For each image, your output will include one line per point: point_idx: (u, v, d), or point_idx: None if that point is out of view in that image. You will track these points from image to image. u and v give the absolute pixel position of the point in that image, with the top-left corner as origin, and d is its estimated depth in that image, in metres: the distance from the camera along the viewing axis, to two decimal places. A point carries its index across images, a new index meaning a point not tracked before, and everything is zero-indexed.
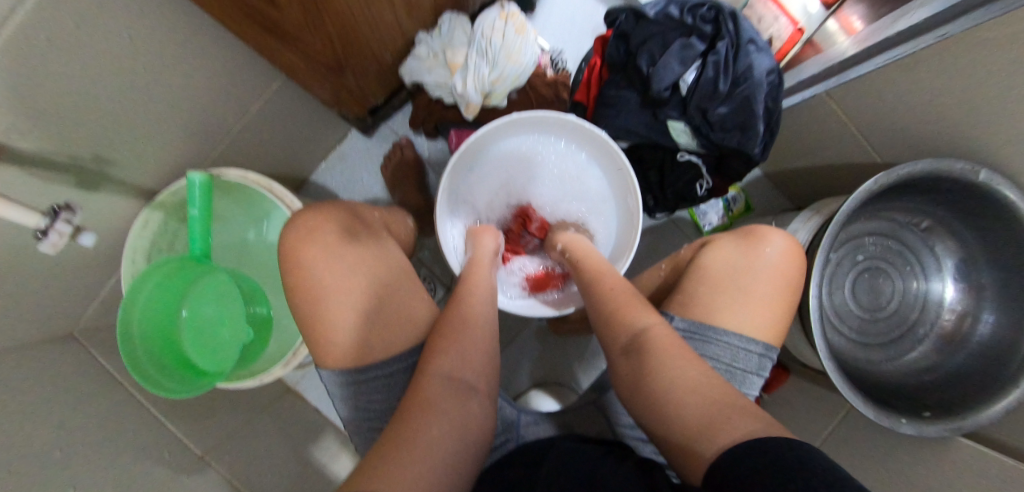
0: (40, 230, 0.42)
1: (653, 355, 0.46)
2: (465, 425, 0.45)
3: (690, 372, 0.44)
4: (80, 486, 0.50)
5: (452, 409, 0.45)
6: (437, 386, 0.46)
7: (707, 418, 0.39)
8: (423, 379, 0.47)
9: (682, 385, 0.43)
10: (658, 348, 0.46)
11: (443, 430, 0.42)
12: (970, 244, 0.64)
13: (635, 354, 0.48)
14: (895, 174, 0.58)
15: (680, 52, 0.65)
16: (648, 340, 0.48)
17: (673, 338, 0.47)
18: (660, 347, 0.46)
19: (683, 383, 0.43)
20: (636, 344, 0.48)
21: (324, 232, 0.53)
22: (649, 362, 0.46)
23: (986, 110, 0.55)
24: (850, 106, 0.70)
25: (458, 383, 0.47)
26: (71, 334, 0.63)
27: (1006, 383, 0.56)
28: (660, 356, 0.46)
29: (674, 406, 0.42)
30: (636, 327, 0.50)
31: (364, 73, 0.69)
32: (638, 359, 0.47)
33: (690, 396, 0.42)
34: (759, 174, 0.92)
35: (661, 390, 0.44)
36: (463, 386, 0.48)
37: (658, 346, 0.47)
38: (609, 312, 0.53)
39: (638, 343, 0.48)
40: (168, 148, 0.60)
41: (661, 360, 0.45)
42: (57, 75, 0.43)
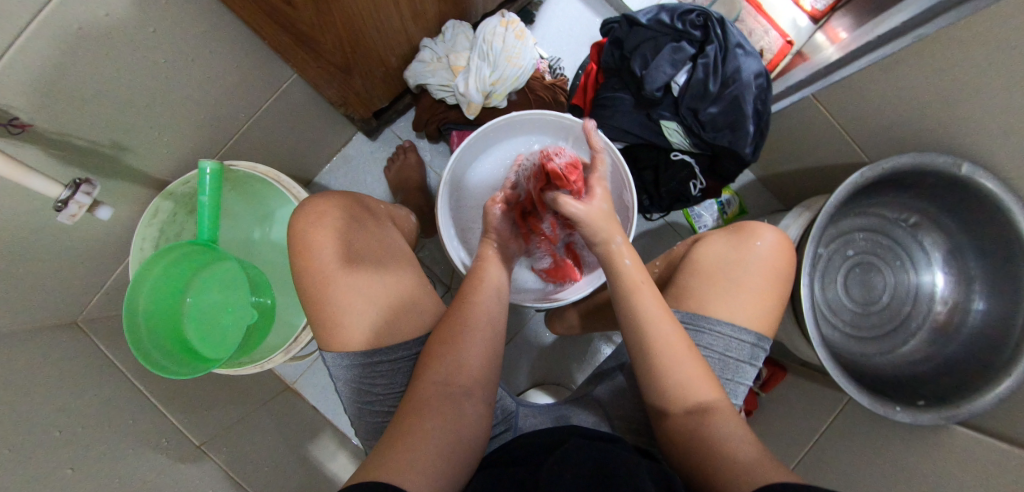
0: (61, 201, 0.45)
1: (715, 428, 0.46)
2: (458, 426, 0.46)
3: (743, 435, 0.46)
4: (78, 468, 0.50)
5: (446, 410, 0.46)
6: (433, 390, 0.48)
7: (753, 464, 0.42)
8: (422, 381, 0.48)
9: (739, 449, 0.45)
10: (723, 422, 0.47)
11: (438, 432, 0.44)
12: (957, 236, 0.66)
13: (697, 421, 0.48)
14: (880, 167, 0.61)
15: (671, 55, 0.68)
16: (715, 415, 0.48)
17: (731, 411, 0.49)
18: (729, 422, 0.47)
19: (739, 447, 0.45)
20: (699, 412, 0.48)
21: (330, 216, 0.55)
22: (716, 432, 0.46)
23: (963, 106, 0.58)
24: (836, 107, 0.73)
25: (453, 386, 0.49)
26: (76, 322, 0.64)
27: (999, 370, 0.57)
28: (724, 430, 0.46)
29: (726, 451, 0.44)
30: (702, 397, 0.49)
31: (371, 75, 0.73)
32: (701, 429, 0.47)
33: (744, 449, 0.45)
34: (752, 177, 0.95)
35: (715, 450, 0.45)
36: (456, 392, 0.48)
37: (722, 421, 0.47)
38: (663, 364, 0.50)
39: (704, 413, 0.48)
40: (182, 140, 0.63)
41: (727, 430, 0.46)
42: (85, 62, 0.46)
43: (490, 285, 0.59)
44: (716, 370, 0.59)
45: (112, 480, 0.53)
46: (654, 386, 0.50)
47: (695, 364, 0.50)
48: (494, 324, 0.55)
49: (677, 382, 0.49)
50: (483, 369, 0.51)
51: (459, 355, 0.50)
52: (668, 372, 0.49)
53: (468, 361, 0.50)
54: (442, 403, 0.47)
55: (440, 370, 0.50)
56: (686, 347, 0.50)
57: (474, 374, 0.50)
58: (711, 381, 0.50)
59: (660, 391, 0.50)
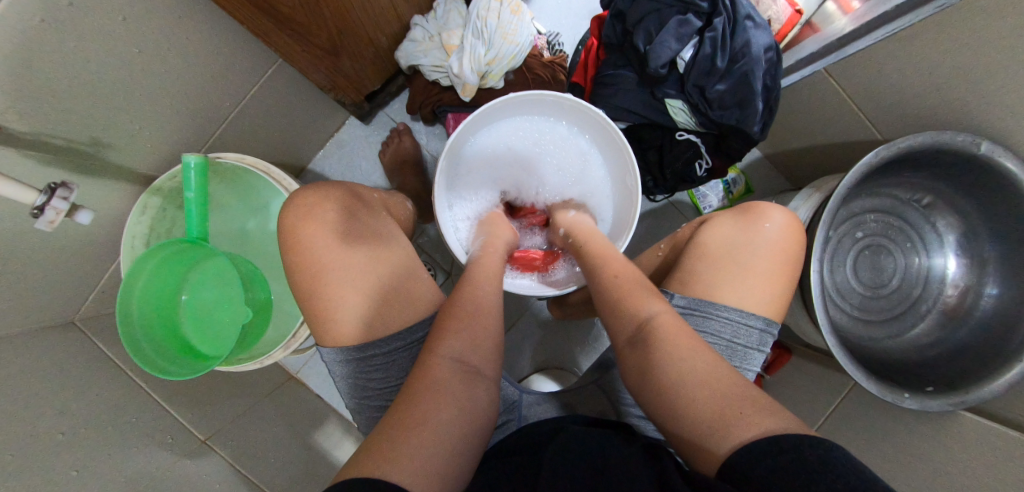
0: (36, 208, 0.43)
1: (655, 347, 0.45)
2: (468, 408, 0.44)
3: (701, 362, 0.43)
4: (84, 470, 0.50)
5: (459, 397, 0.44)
6: (444, 370, 0.45)
7: (727, 410, 0.39)
8: (432, 364, 0.45)
9: (694, 383, 0.42)
10: (664, 334, 0.46)
11: (448, 419, 0.42)
12: (973, 218, 0.64)
13: (639, 339, 0.47)
14: (896, 147, 0.58)
15: (677, 28, 0.64)
16: (654, 326, 0.47)
17: (681, 326, 0.46)
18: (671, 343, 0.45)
19: (688, 378, 0.43)
20: (641, 330, 0.47)
21: (320, 209, 0.53)
22: (659, 345, 0.45)
23: (988, 83, 0.55)
24: (850, 82, 0.69)
25: (467, 369, 0.46)
26: (72, 322, 0.63)
27: (1011, 356, 0.56)
28: (662, 349, 0.45)
29: (683, 389, 0.42)
30: (640, 311, 0.49)
31: (361, 57, 0.69)
32: (644, 344, 0.46)
33: (698, 388, 0.42)
34: (759, 154, 0.92)
35: (669, 377, 0.43)
36: (471, 371, 0.46)
37: (666, 333, 0.46)
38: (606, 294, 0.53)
39: (643, 329, 0.47)
40: (165, 133, 0.60)
41: (671, 356, 0.44)
42: (52, 57, 0.43)
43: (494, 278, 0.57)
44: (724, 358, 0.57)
45: (117, 482, 0.53)
46: (607, 318, 0.52)
47: (636, 286, 0.52)
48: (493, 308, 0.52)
49: (616, 305, 0.51)
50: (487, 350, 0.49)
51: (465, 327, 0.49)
52: (611, 298, 0.52)
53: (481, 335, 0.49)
54: (460, 376, 0.45)
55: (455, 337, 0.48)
56: (628, 275, 0.54)
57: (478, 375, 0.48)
58: (651, 297, 0.50)
59: (609, 320, 0.51)
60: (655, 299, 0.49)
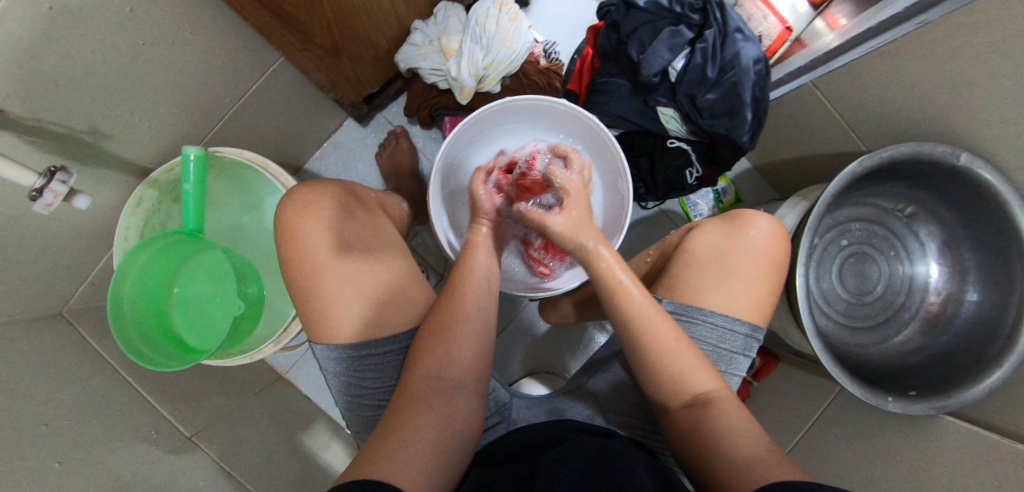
0: (35, 190, 0.43)
1: (716, 423, 0.46)
2: (451, 418, 0.45)
3: (748, 426, 0.46)
4: (66, 461, 0.49)
5: (439, 406, 0.45)
6: (419, 375, 0.47)
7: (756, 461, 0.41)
8: (410, 378, 0.47)
9: (739, 439, 0.44)
10: (728, 410, 0.47)
11: (428, 426, 0.43)
12: (953, 227, 0.66)
13: (700, 412, 0.47)
14: (878, 156, 0.60)
15: (669, 39, 0.66)
16: (715, 406, 0.47)
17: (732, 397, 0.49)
18: (730, 413, 0.47)
19: (740, 437, 0.44)
20: (700, 404, 0.48)
21: (316, 205, 0.53)
22: (718, 422, 0.46)
23: (966, 97, 0.57)
24: (835, 95, 0.72)
25: (443, 382, 0.47)
26: (61, 314, 0.62)
27: (990, 361, 0.57)
28: (725, 423, 0.46)
29: (731, 445, 0.44)
30: (699, 388, 0.48)
31: (361, 59, 0.71)
32: (705, 420, 0.47)
33: (746, 441, 0.44)
34: (748, 165, 0.94)
35: (724, 444, 0.44)
36: (448, 386, 0.47)
37: (726, 409, 0.47)
38: (655, 359, 0.49)
39: (705, 404, 0.48)
40: (165, 125, 0.61)
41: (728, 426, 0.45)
42: (58, 43, 0.44)
43: (480, 270, 0.55)
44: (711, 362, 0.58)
45: (100, 474, 0.52)
46: (654, 381, 0.50)
47: (688, 352, 0.49)
48: (486, 315, 0.53)
49: (672, 375, 0.49)
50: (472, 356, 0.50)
51: (450, 336, 0.49)
52: (659, 363, 0.49)
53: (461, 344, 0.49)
54: (436, 390, 0.46)
55: (434, 345, 0.48)
56: (668, 335, 0.49)
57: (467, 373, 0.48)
58: (709, 371, 0.49)
59: (660, 384, 0.49)
60: (714, 375, 0.49)
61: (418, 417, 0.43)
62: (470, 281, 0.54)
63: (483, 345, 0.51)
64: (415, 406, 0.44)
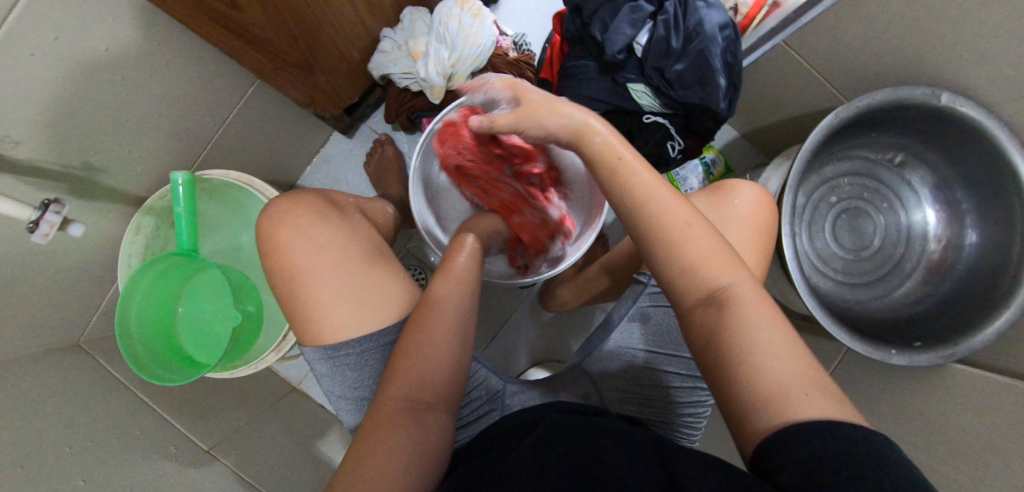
0: (32, 222, 0.46)
1: (739, 322, 0.38)
2: (423, 441, 0.44)
3: (781, 338, 0.37)
4: (90, 479, 0.52)
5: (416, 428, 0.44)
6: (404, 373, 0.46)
7: (787, 390, 0.34)
8: (399, 375, 0.47)
9: (772, 360, 0.35)
10: (749, 314, 0.38)
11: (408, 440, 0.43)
12: (945, 170, 0.64)
13: (716, 312, 0.39)
14: (854, 106, 0.59)
15: (630, 15, 0.67)
16: (736, 304, 0.39)
17: (762, 300, 0.39)
18: (756, 313, 0.38)
19: (772, 357, 0.35)
20: (717, 306, 0.39)
21: (294, 214, 0.55)
22: (735, 325, 0.38)
23: (939, 35, 0.56)
24: (808, 51, 0.70)
25: (415, 404, 0.46)
26: (77, 344, 0.67)
27: (997, 303, 0.55)
28: (750, 324, 0.37)
29: (754, 362, 0.35)
30: (719, 281, 0.40)
31: (333, 72, 0.73)
32: (723, 320, 0.38)
33: (780, 362, 0.35)
34: (735, 133, 0.93)
35: (744, 354, 0.36)
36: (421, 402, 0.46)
37: (748, 309, 0.38)
38: (667, 249, 0.41)
39: (722, 303, 0.39)
40: (153, 155, 0.64)
41: (754, 331, 0.37)
42: (43, 87, 0.47)
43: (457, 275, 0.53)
44: None
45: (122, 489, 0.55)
46: (666, 274, 0.42)
47: (707, 240, 0.41)
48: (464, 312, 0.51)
49: (687, 265, 0.41)
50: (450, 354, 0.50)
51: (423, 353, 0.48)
52: (672, 254, 0.41)
53: (431, 355, 0.48)
54: (407, 411, 0.45)
55: (411, 357, 0.47)
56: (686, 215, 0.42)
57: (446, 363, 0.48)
58: (732, 262, 0.41)
59: (671, 280, 0.42)
60: (738, 267, 0.40)
61: (389, 440, 0.42)
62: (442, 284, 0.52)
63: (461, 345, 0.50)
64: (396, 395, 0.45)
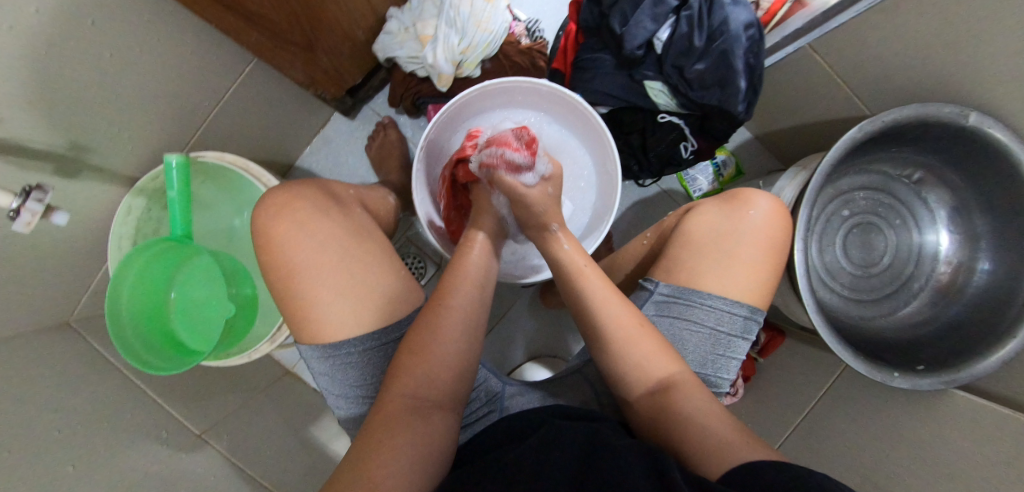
0: (12, 210, 0.43)
1: (682, 406, 0.45)
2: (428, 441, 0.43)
3: (712, 410, 0.45)
4: (79, 465, 0.52)
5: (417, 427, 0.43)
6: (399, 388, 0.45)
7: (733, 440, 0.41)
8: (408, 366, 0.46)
9: (710, 428, 0.43)
10: (692, 396, 0.46)
11: (409, 444, 0.42)
12: (963, 191, 0.62)
13: (662, 399, 0.46)
14: (879, 121, 0.56)
15: (652, 8, 0.63)
16: (680, 390, 0.46)
17: (696, 384, 0.47)
18: (693, 395, 0.46)
19: (710, 424, 0.43)
20: (664, 391, 0.46)
21: (292, 209, 0.53)
22: (682, 409, 0.45)
23: (973, 53, 0.53)
24: (834, 57, 0.67)
25: (420, 405, 0.45)
26: (67, 323, 0.65)
27: (1004, 332, 0.55)
28: (691, 407, 0.45)
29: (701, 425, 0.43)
30: (664, 369, 0.47)
31: (336, 52, 0.69)
32: (670, 406, 0.45)
33: (714, 426, 0.43)
34: (749, 135, 0.91)
35: (688, 430, 0.43)
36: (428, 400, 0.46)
37: (689, 395, 0.46)
38: (617, 344, 0.48)
39: (667, 389, 0.46)
40: (146, 134, 0.61)
41: (694, 408, 0.45)
42: (24, 61, 0.44)
43: (474, 272, 0.54)
44: (708, 347, 0.57)
45: (115, 476, 0.54)
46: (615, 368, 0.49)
47: (650, 338, 0.49)
48: (473, 316, 0.51)
49: (635, 361, 0.48)
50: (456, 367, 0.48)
51: (430, 355, 0.47)
52: (623, 351, 0.48)
53: (438, 357, 0.47)
54: (414, 410, 0.45)
55: (415, 363, 0.46)
56: (630, 320, 0.49)
57: (446, 370, 0.48)
58: (670, 354, 0.48)
59: (621, 373, 0.48)
60: (676, 359, 0.48)
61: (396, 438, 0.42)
62: (462, 281, 0.53)
63: (470, 350, 0.49)
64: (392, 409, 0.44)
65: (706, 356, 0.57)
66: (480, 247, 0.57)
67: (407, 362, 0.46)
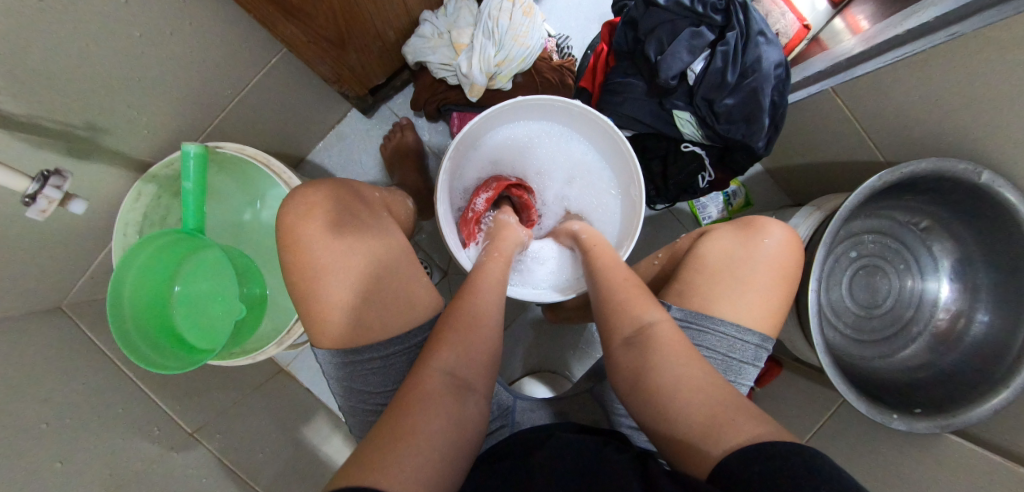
0: (28, 196, 0.41)
1: (654, 350, 0.46)
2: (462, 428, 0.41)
3: (695, 373, 0.44)
4: (68, 462, 0.48)
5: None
6: None
7: (713, 423, 0.40)
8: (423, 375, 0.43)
9: (690, 391, 0.42)
10: (664, 344, 0.46)
11: (435, 428, 0.39)
12: (969, 245, 0.65)
13: (636, 344, 0.47)
14: (900, 172, 0.58)
15: (689, 41, 0.64)
16: (654, 338, 0.47)
17: (676, 336, 0.47)
18: (670, 343, 0.46)
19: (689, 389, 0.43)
20: (641, 335, 0.48)
21: (321, 211, 0.51)
22: (653, 355, 0.46)
23: (992, 116, 0.56)
24: (856, 103, 0.70)
25: (457, 382, 0.44)
26: (60, 308, 0.61)
27: (997, 382, 0.57)
28: (664, 352, 0.45)
29: (677, 395, 0.42)
30: (642, 317, 0.49)
31: (367, 51, 0.68)
32: (643, 347, 0.47)
33: (694, 392, 0.42)
34: (760, 168, 0.93)
35: (664, 384, 0.44)
36: (461, 385, 0.44)
37: (664, 342, 0.46)
38: (609, 294, 0.53)
39: (642, 336, 0.48)
40: (164, 119, 0.59)
41: (670, 359, 0.45)
42: (50, 36, 0.41)
43: (497, 279, 0.55)
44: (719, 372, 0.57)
45: (107, 475, 0.51)
46: (604, 317, 0.52)
47: (638, 292, 0.52)
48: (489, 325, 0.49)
49: (617, 306, 0.51)
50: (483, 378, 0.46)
51: None
52: (613, 300, 0.52)
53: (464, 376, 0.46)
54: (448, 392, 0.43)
55: None
56: (630, 280, 0.54)
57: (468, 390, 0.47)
58: (653, 304, 0.50)
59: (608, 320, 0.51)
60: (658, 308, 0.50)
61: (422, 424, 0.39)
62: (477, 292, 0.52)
63: (490, 360, 0.48)
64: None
65: None
66: (503, 258, 0.58)
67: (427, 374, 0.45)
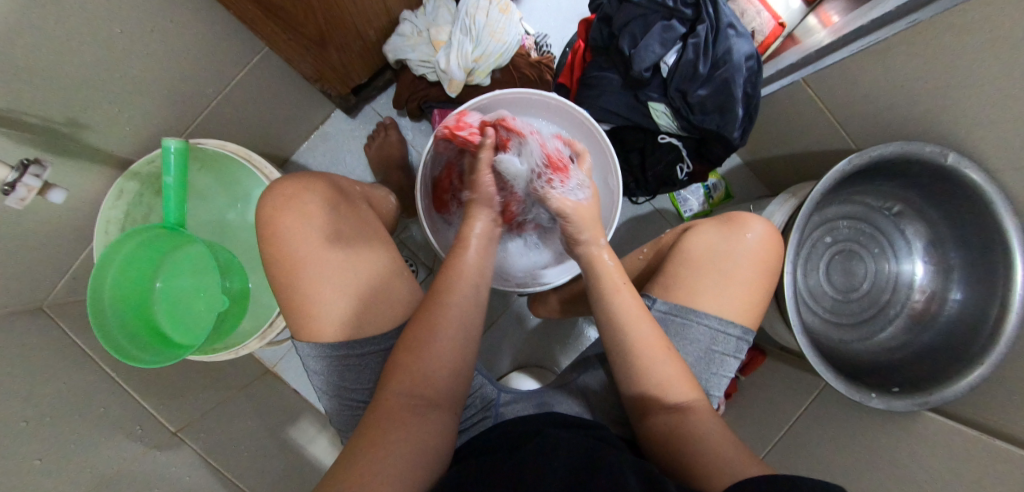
0: (8, 184, 0.43)
1: (695, 427, 0.47)
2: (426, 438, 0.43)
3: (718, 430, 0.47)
4: (48, 459, 0.48)
5: (416, 423, 0.43)
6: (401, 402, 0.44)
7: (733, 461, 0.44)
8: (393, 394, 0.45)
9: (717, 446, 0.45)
10: (702, 418, 0.48)
11: (410, 455, 0.41)
12: (939, 227, 0.67)
13: (679, 418, 0.48)
14: (868, 155, 0.60)
15: (661, 34, 0.66)
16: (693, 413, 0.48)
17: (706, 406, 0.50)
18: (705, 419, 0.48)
19: (715, 444, 0.46)
20: (679, 411, 0.49)
21: (299, 201, 0.52)
22: (694, 427, 0.47)
23: (954, 99, 0.57)
24: (826, 92, 0.72)
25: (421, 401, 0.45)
26: (42, 308, 0.61)
27: (971, 358, 0.58)
28: (701, 427, 0.47)
29: (705, 451, 0.45)
30: (682, 395, 0.49)
31: (348, 50, 0.69)
32: (684, 425, 0.47)
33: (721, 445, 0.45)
34: (739, 161, 0.95)
35: (697, 445, 0.46)
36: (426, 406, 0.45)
37: (700, 417, 0.48)
38: (643, 368, 0.49)
39: (684, 412, 0.48)
40: (146, 116, 0.60)
41: (705, 429, 0.47)
42: (30, 29, 0.42)
43: (469, 272, 0.52)
44: (702, 365, 0.58)
45: (87, 472, 0.51)
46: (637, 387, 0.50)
47: (673, 364, 0.50)
48: (468, 311, 0.50)
49: (658, 384, 0.49)
50: (447, 358, 0.48)
51: (432, 355, 0.47)
52: (647, 373, 0.49)
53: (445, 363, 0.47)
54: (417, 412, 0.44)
55: (416, 367, 0.46)
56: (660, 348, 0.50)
57: (447, 378, 0.47)
58: (688, 378, 0.50)
59: (643, 391, 0.50)
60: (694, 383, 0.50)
61: (395, 437, 0.42)
62: (457, 279, 0.51)
63: (465, 345, 0.49)
64: (389, 398, 0.44)
65: (700, 374, 0.58)
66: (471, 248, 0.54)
67: (409, 359, 0.46)
